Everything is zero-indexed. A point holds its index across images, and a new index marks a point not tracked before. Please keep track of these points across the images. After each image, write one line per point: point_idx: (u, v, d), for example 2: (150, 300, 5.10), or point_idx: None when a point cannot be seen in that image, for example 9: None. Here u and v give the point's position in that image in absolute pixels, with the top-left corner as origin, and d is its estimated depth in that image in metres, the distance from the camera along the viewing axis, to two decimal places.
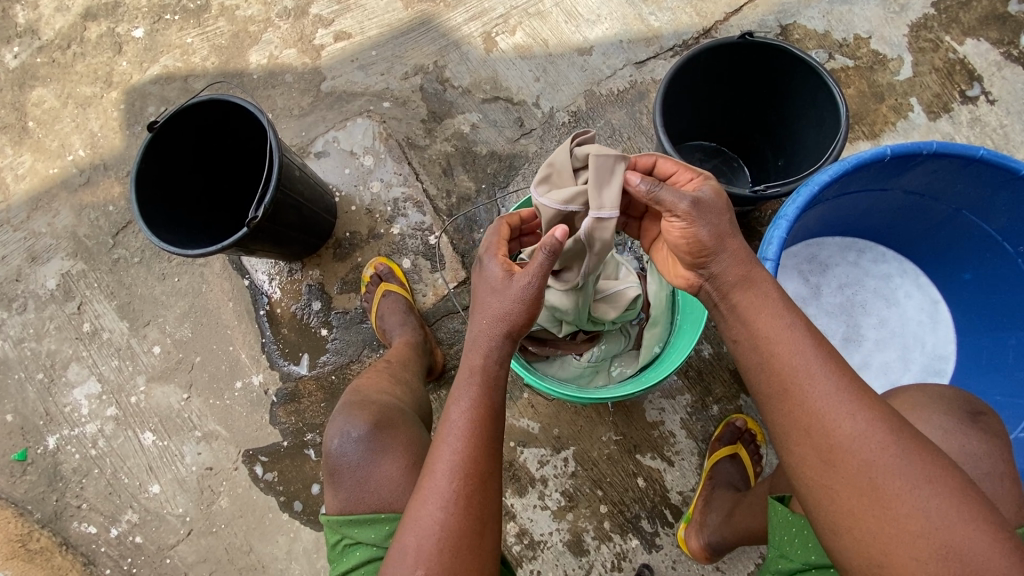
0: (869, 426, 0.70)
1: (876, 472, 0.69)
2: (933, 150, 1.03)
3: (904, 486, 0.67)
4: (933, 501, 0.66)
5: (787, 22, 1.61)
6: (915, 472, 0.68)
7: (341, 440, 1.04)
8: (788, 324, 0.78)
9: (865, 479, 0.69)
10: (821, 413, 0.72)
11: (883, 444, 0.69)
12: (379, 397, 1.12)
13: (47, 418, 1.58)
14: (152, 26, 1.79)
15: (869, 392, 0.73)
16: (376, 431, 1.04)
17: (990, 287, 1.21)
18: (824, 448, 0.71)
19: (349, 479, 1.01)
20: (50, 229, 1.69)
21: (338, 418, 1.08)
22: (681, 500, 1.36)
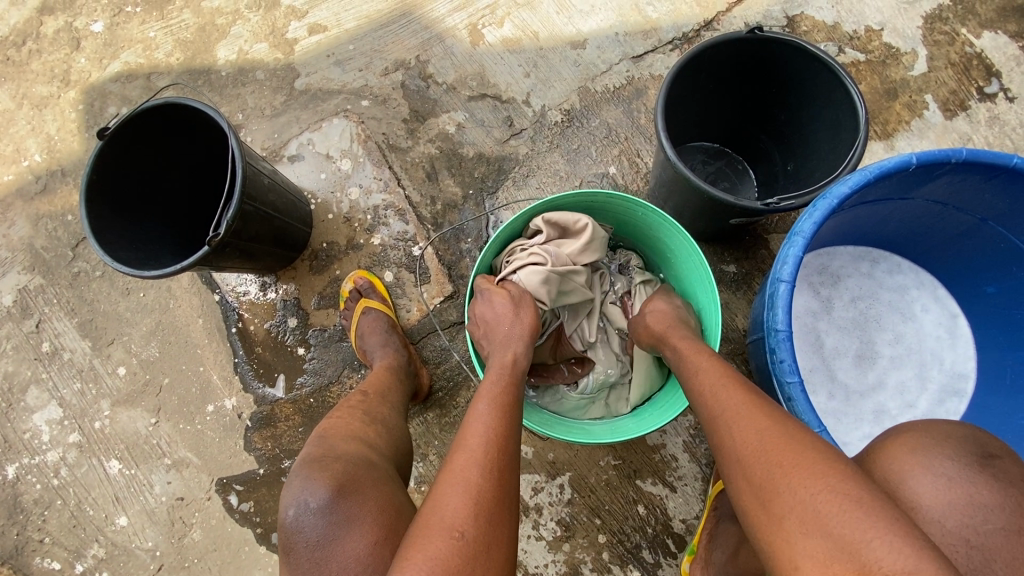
0: (767, 444, 0.69)
1: (789, 477, 0.65)
2: (963, 159, 0.93)
3: (819, 489, 0.62)
4: (849, 502, 0.59)
5: (794, 12, 1.50)
6: (803, 483, 0.63)
7: (297, 511, 0.87)
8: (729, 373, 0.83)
9: (778, 484, 0.65)
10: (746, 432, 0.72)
11: (774, 459, 0.67)
12: (346, 448, 0.96)
13: (5, 446, 1.47)
14: (111, 19, 1.66)
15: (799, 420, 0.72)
16: (338, 498, 0.86)
17: (1015, 303, 1.12)
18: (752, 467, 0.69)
19: (306, 559, 0.84)
20: (4, 241, 1.56)
21: (292, 483, 0.90)
22: (684, 529, 1.28)
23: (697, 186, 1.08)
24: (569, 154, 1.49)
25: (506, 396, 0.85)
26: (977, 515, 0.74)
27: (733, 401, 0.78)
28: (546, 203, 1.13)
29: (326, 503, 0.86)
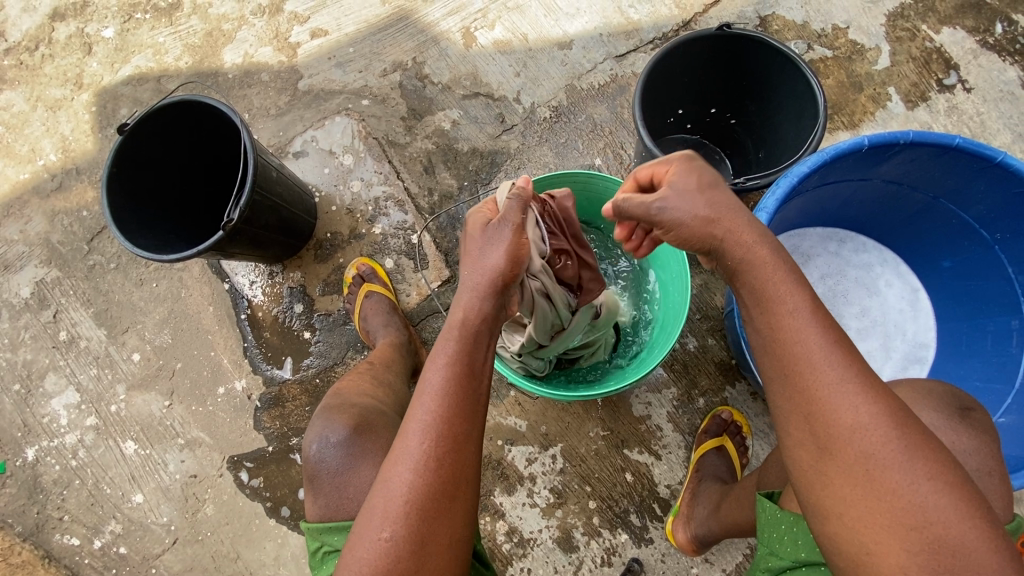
0: (876, 421, 0.66)
1: (873, 462, 0.65)
2: (910, 140, 1.03)
3: (901, 480, 0.64)
4: (931, 495, 0.63)
5: (766, 13, 1.61)
6: (916, 470, 0.64)
7: (319, 445, 1.04)
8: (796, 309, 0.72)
9: (861, 469, 0.66)
10: (822, 400, 0.68)
11: (885, 437, 0.65)
12: (359, 400, 1.13)
13: (25, 429, 1.54)
14: (122, 26, 1.75)
15: (878, 381, 0.68)
16: (355, 435, 1.04)
17: (968, 274, 1.22)
18: (823, 437, 0.68)
19: (328, 485, 1.01)
20: (22, 236, 1.64)
21: (317, 424, 1.08)
22: (669, 493, 1.37)
23: None
24: (557, 147, 1.59)
25: (465, 360, 0.75)
26: (958, 459, 0.83)
27: (826, 353, 0.69)
28: (536, 186, 1.22)
29: (344, 439, 1.04)
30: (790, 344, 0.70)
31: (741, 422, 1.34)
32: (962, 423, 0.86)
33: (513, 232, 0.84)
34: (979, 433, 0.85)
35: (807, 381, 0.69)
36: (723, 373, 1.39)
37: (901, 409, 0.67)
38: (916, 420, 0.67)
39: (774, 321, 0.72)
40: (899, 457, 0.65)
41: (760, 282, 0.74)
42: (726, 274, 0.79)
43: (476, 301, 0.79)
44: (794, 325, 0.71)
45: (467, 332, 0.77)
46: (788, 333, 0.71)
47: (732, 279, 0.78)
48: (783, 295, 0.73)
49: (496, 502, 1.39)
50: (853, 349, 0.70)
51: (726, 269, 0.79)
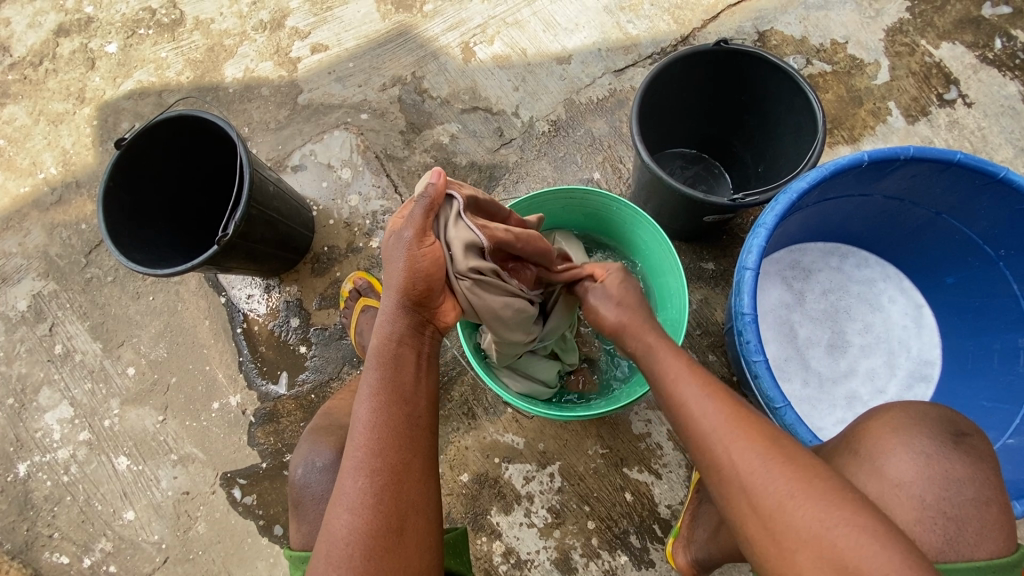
0: (747, 455, 0.72)
1: (749, 488, 0.71)
2: (911, 155, 1.02)
3: (776, 498, 0.69)
4: (803, 509, 0.67)
5: (764, 28, 1.61)
6: (779, 482, 0.69)
7: (305, 469, 1.04)
8: (674, 357, 0.85)
9: (743, 497, 0.71)
10: (702, 434, 0.76)
11: (753, 458, 0.71)
12: (347, 423, 1.14)
13: (18, 444, 1.53)
14: (125, 41, 1.76)
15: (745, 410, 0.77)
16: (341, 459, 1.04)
17: (972, 290, 1.21)
18: (712, 471, 0.74)
19: (313, 510, 1.01)
20: (20, 249, 1.64)
21: (304, 446, 1.08)
22: (670, 514, 1.33)
23: (671, 186, 1.17)
24: (555, 161, 1.59)
25: (387, 388, 0.78)
26: (951, 487, 0.80)
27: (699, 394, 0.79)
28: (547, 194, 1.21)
29: (330, 462, 1.04)
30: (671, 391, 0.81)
31: None
32: (954, 450, 0.83)
33: (414, 241, 0.82)
34: (983, 457, 0.83)
35: (686, 420, 0.78)
36: None
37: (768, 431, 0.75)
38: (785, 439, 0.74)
39: (660, 369, 0.85)
40: (780, 479, 0.69)
41: (643, 346, 0.89)
42: None
43: (391, 324, 0.82)
44: (667, 368, 0.83)
45: (391, 358, 0.80)
46: (670, 380, 0.82)
47: None
48: (660, 351, 0.86)
49: (493, 522, 1.36)
50: (715, 384, 0.80)
51: None
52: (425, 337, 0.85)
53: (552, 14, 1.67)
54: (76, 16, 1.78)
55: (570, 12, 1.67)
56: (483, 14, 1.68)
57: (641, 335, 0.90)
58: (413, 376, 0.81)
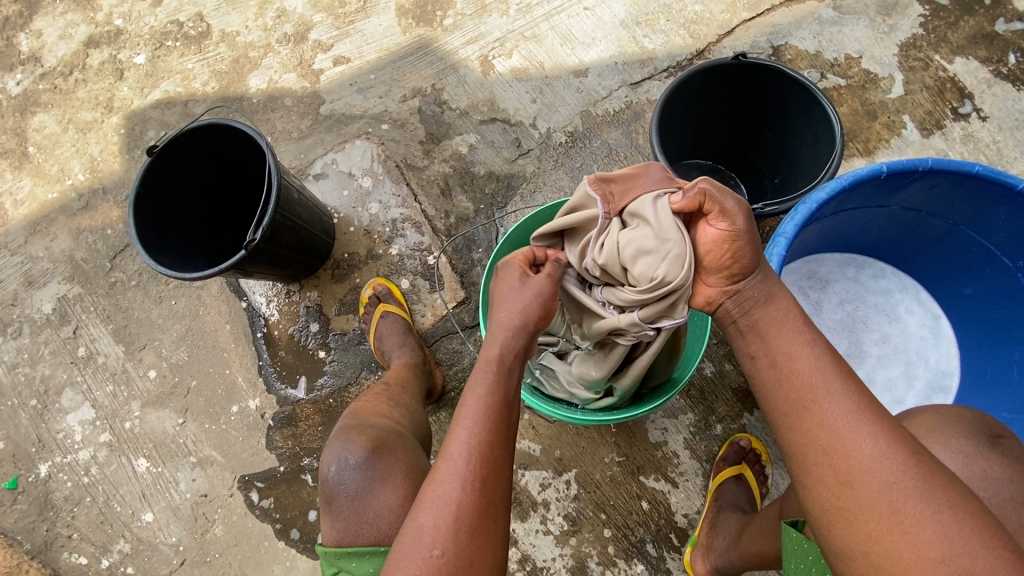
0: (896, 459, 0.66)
1: (894, 493, 0.65)
2: (929, 167, 1.04)
3: (925, 510, 0.63)
4: (957, 527, 0.61)
5: (779, 42, 1.64)
6: (938, 498, 0.63)
7: (338, 467, 1.05)
8: (809, 340, 0.79)
9: (883, 501, 0.65)
10: (839, 431, 0.70)
11: (903, 465, 0.65)
12: (378, 421, 1.14)
13: (39, 445, 1.55)
14: (154, 53, 1.82)
15: (891, 418, 0.71)
16: (374, 457, 1.05)
17: (991, 302, 1.21)
18: (841, 468, 0.68)
19: (347, 508, 1.02)
20: (47, 253, 1.68)
21: (334, 445, 1.09)
22: (687, 523, 1.33)
23: None
24: (572, 171, 1.61)
25: (500, 385, 0.80)
26: (990, 488, 0.81)
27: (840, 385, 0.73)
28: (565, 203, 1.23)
29: (363, 461, 1.05)
30: (802, 373, 0.76)
31: (760, 450, 1.32)
32: (990, 450, 0.84)
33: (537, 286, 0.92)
34: (1008, 465, 0.83)
35: (823, 411, 0.72)
36: (741, 400, 1.36)
37: (912, 442, 0.68)
38: (936, 457, 0.67)
39: (784, 348, 0.79)
40: (921, 484, 0.64)
41: (771, 318, 0.83)
42: (743, 308, 0.86)
43: (514, 334, 0.86)
44: (805, 356, 0.77)
45: (503, 361, 0.83)
46: (799, 364, 0.77)
47: (750, 311, 0.85)
48: (796, 329, 0.81)
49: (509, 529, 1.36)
50: (860, 382, 0.74)
51: (744, 304, 0.86)
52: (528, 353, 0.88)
53: (569, 28, 1.71)
54: (106, 29, 1.84)
55: (587, 26, 1.70)
56: (502, 29, 1.72)
57: (772, 308, 0.84)
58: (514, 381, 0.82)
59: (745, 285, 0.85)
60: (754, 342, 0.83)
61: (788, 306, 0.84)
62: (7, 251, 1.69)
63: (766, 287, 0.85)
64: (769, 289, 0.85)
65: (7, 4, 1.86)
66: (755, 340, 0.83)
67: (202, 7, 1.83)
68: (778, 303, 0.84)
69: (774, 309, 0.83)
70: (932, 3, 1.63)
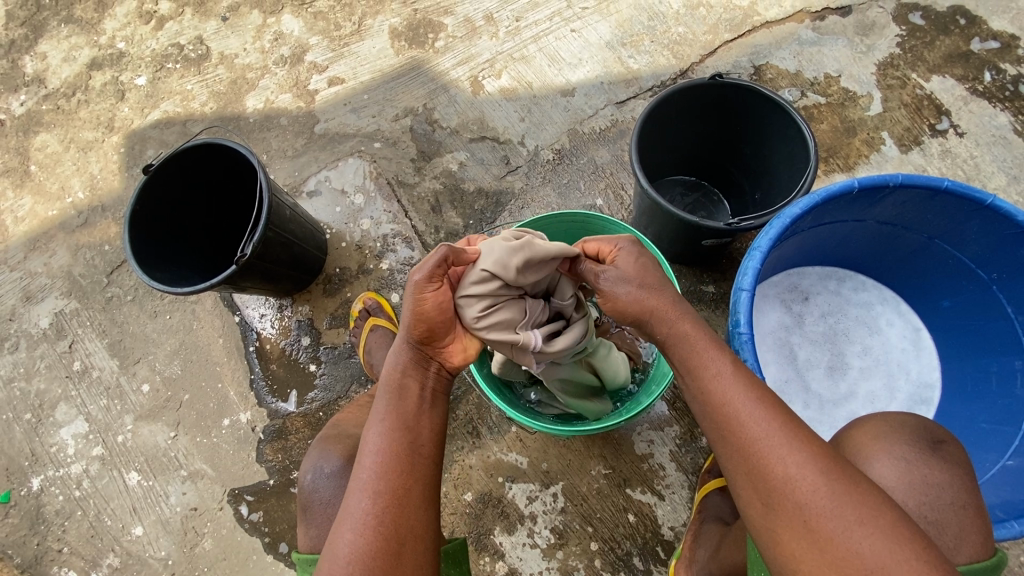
0: (835, 498, 0.70)
1: (811, 513, 0.70)
2: (900, 182, 1.06)
3: (837, 528, 0.69)
4: (867, 541, 0.67)
5: (760, 62, 1.69)
6: (850, 516, 0.69)
7: (314, 475, 1.07)
8: (725, 365, 0.81)
9: (801, 521, 0.71)
10: (759, 458, 0.74)
11: (815, 486, 0.70)
12: (356, 431, 1.16)
13: (33, 459, 1.56)
14: (154, 75, 1.87)
15: (807, 435, 0.74)
16: (349, 466, 1.07)
17: (969, 314, 1.23)
18: (764, 491, 0.73)
19: (320, 515, 1.03)
20: (45, 269, 1.71)
21: (313, 453, 1.11)
22: (673, 536, 1.34)
23: (670, 211, 1.22)
24: (560, 188, 1.65)
25: (399, 418, 0.83)
26: (931, 492, 0.83)
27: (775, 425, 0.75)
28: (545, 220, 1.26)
29: (338, 469, 1.06)
30: (742, 422, 0.76)
31: None
32: (932, 456, 0.86)
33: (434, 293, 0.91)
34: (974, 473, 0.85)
35: (744, 440, 0.75)
36: None
37: (825, 456, 0.73)
38: (849, 468, 0.72)
39: (718, 395, 0.79)
40: (833, 505, 0.69)
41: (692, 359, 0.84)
42: (664, 346, 0.88)
43: (417, 365, 0.89)
44: (724, 384, 0.79)
45: (403, 385, 0.86)
46: (737, 412, 0.77)
47: (667, 350, 0.88)
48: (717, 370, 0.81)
49: (496, 542, 1.36)
50: (777, 403, 0.77)
51: (664, 342, 0.88)
52: (429, 371, 0.90)
53: (556, 50, 1.76)
54: (108, 51, 1.90)
55: (574, 48, 1.76)
56: (491, 50, 1.77)
57: (696, 349, 0.84)
58: (418, 405, 0.85)
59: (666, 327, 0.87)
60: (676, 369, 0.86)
61: (709, 344, 0.84)
62: (6, 267, 1.72)
63: (681, 325, 0.86)
64: (684, 328, 0.86)
65: (13, 28, 1.93)
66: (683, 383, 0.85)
67: (202, 30, 1.89)
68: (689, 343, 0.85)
69: (690, 345, 0.85)
70: (908, 24, 1.68)
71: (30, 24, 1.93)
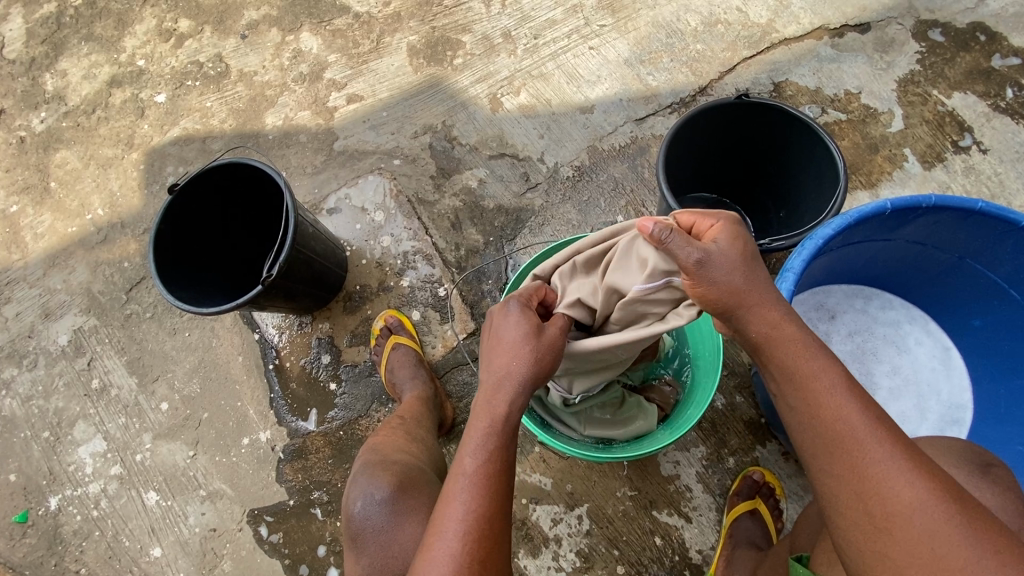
0: (930, 495, 0.67)
1: (937, 543, 0.65)
2: (932, 203, 1.05)
3: (971, 560, 0.64)
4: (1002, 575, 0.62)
5: (779, 79, 1.69)
6: (983, 547, 0.64)
7: (364, 503, 1.07)
8: (835, 381, 0.75)
9: (926, 550, 0.66)
10: (876, 479, 0.70)
11: (941, 513, 0.66)
12: (398, 456, 1.16)
13: (50, 478, 1.55)
14: (174, 92, 1.88)
15: (924, 460, 0.71)
16: (398, 492, 1.07)
17: (1000, 334, 1.21)
18: (880, 516, 0.69)
19: (373, 543, 1.03)
20: (64, 286, 1.71)
21: (360, 481, 1.11)
22: (701, 559, 1.31)
23: None
24: (580, 205, 1.64)
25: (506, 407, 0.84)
26: None
27: (867, 424, 0.72)
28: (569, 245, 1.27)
29: (388, 496, 1.06)
30: (832, 419, 0.74)
31: (773, 483, 1.30)
32: (982, 481, 0.85)
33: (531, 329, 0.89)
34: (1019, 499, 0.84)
35: (858, 458, 0.71)
36: (753, 432, 1.36)
37: (945, 484, 0.69)
38: (972, 498, 0.68)
39: (809, 389, 0.76)
40: (964, 534, 0.65)
41: (794, 355, 0.78)
42: (753, 343, 0.81)
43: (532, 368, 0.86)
44: (834, 402, 0.74)
45: (509, 427, 0.84)
46: (826, 407, 0.74)
47: (761, 348, 0.80)
48: (813, 365, 0.77)
49: (520, 565, 1.34)
50: (892, 424, 0.73)
51: (752, 340, 0.81)
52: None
53: (575, 67, 1.76)
54: (128, 69, 1.91)
55: (593, 65, 1.76)
56: (510, 68, 1.78)
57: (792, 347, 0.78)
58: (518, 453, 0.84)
59: (741, 321, 0.80)
60: (773, 383, 0.81)
61: (803, 343, 0.79)
62: (25, 283, 1.72)
63: (769, 317, 0.79)
64: (774, 318, 0.79)
65: (34, 46, 1.94)
66: (773, 381, 0.80)
67: (221, 48, 1.90)
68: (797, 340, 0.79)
69: (789, 346, 0.78)
70: (928, 41, 1.68)
71: (50, 42, 1.95)
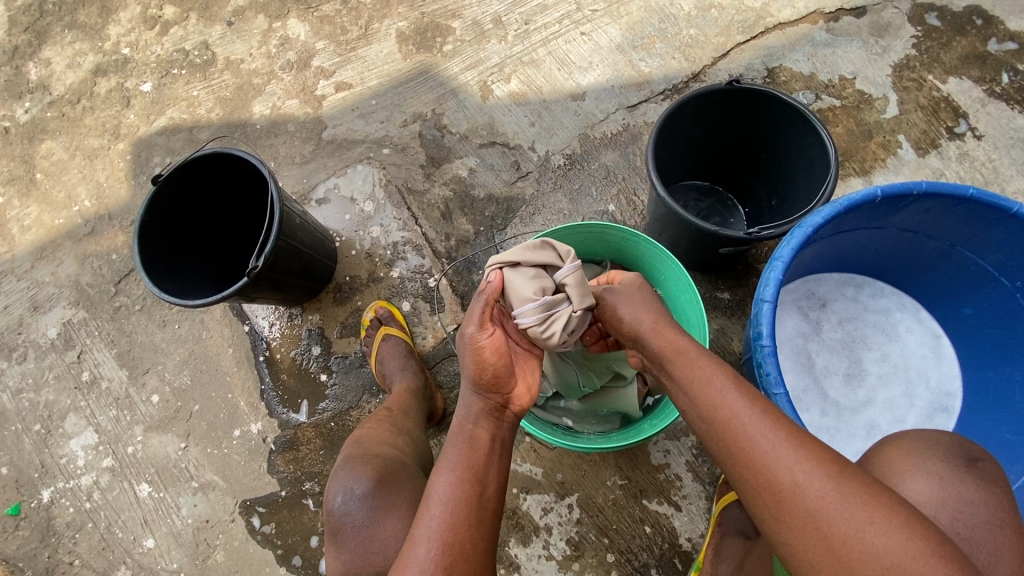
0: (811, 473, 0.69)
1: (822, 519, 0.66)
2: (923, 190, 1.04)
3: (849, 529, 0.65)
4: (882, 542, 0.63)
5: (773, 64, 1.67)
6: (861, 515, 0.65)
7: (344, 498, 1.07)
8: (719, 384, 0.81)
9: (816, 529, 0.66)
10: (765, 467, 0.72)
11: (824, 490, 0.67)
12: (381, 450, 1.16)
13: (42, 470, 1.55)
14: (160, 80, 1.85)
15: (811, 439, 0.73)
16: (378, 487, 1.07)
17: (990, 322, 1.20)
18: (772, 502, 0.70)
19: (353, 538, 1.03)
20: (52, 278, 1.70)
21: (340, 474, 1.11)
22: (691, 547, 1.32)
23: (685, 218, 1.19)
24: (571, 194, 1.63)
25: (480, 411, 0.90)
26: (976, 510, 0.81)
27: (753, 419, 0.75)
28: None
29: (369, 491, 1.06)
30: (720, 417, 0.78)
31: None
32: (973, 472, 0.84)
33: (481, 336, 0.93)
34: (999, 487, 0.84)
35: (747, 452, 0.74)
36: None
37: (831, 457, 0.70)
38: (856, 468, 0.70)
39: (698, 395, 0.82)
40: (845, 506, 0.66)
41: (686, 367, 0.86)
42: (659, 365, 0.91)
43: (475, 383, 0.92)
44: (718, 400, 0.79)
45: (471, 437, 0.87)
46: (715, 406, 0.79)
47: (663, 366, 0.90)
48: (705, 378, 0.83)
49: (511, 554, 1.35)
50: (776, 412, 0.76)
51: (658, 360, 0.91)
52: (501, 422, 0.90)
53: (567, 53, 1.74)
54: (113, 57, 1.88)
55: (585, 51, 1.73)
56: (501, 54, 1.75)
57: (686, 363, 0.86)
58: (492, 461, 0.85)
59: (646, 345, 0.94)
60: (678, 393, 0.86)
61: (698, 356, 0.86)
62: (13, 276, 1.71)
63: (671, 343, 0.90)
64: (676, 345, 0.90)
65: (17, 34, 1.91)
66: (679, 390, 0.86)
67: (208, 35, 1.87)
68: (686, 356, 0.87)
69: (686, 362, 0.86)
70: (924, 25, 1.66)
71: (34, 30, 1.91)
